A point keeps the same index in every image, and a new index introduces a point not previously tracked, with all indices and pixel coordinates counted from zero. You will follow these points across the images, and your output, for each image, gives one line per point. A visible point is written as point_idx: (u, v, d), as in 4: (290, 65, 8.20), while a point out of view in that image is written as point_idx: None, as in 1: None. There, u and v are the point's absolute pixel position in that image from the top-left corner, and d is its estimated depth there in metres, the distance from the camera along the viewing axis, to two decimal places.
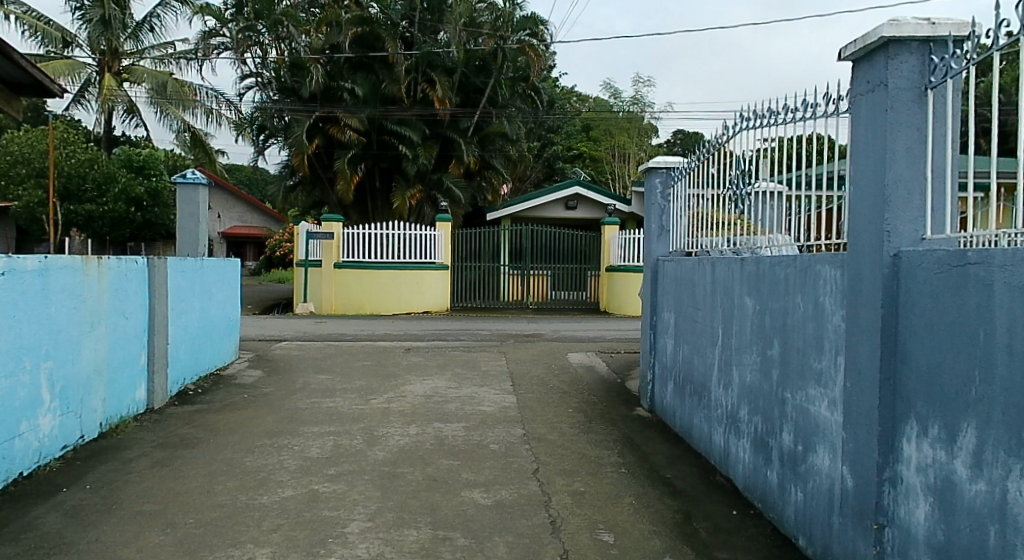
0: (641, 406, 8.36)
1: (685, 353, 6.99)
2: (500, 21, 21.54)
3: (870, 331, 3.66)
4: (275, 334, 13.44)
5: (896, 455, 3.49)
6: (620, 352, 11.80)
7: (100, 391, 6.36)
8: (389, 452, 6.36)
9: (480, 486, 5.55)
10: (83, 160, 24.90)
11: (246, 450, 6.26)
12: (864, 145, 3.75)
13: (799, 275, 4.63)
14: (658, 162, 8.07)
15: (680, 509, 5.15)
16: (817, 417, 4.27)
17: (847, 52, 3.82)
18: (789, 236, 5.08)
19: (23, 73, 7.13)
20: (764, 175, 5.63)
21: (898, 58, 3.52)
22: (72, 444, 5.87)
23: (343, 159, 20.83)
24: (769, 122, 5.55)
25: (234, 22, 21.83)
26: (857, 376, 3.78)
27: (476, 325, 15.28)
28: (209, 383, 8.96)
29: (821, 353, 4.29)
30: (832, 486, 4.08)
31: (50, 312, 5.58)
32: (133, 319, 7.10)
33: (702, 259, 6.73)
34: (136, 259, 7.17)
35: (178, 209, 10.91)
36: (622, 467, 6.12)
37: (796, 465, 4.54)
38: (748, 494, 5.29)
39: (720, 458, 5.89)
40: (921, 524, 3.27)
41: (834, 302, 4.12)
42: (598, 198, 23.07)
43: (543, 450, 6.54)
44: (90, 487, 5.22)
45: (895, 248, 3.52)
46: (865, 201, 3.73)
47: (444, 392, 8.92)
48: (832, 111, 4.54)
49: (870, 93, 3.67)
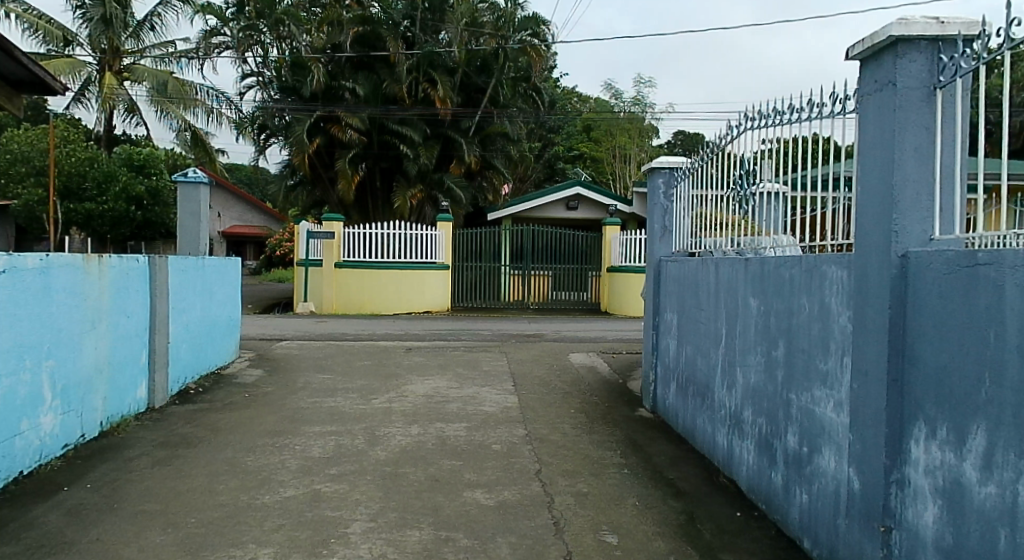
0: (642, 407, 8.33)
1: (688, 354, 6.97)
2: (501, 20, 21.47)
3: (877, 332, 3.63)
4: (276, 334, 13.42)
5: (904, 457, 3.47)
6: (622, 353, 11.78)
7: (101, 390, 6.33)
8: (391, 452, 6.34)
9: (482, 487, 5.53)
10: (83, 159, 24.85)
11: (247, 449, 6.23)
12: (871, 144, 3.73)
13: (804, 276, 4.60)
14: (661, 162, 8.05)
15: (684, 511, 5.12)
16: (823, 418, 4.25)
17: (855, 51, 3.79)
18: (794, 236, 5.05)
19: (24, 71, 7.10)
20: (768, 175, 5.60)
21: (907, 57, 3.49)
22: (73, 443, 5.84)
23: (344, 159, 20.80)
24: (771, 122, 5.53)
25: (234, 21, 21.80)
26: (864, 377, 3.75)
27: (477, 325, 15.24)
28: (210, 382, 8.93)
29: (827, 353, 4.27)
30: (837, 488, 4.06)
31: (51, 310, 5.54)
32: (134, 318, 7.08)
33: (705, 260, 6.70)
34: (137, 258, 7.14)
35: (179, 208, 10.87)
36: (625, 468, 6.09)
37: (801, 466, 4.52)
38: (752, 495, 5.27)
39: (724, 459, 5.87)
40: (929, 527, 3.25)
41: (841, 303, 4.09)
42: (599, 199, 23.05)
43: (545, 451, 6.51)
44: (90, 486, 5.19)
45: (903, 248, 3.50)
46: (872, 201, 3.71)
47: (446, 393, 8.89)
48: (833, 111, 4.53)
49: (878, 93, 3.65)
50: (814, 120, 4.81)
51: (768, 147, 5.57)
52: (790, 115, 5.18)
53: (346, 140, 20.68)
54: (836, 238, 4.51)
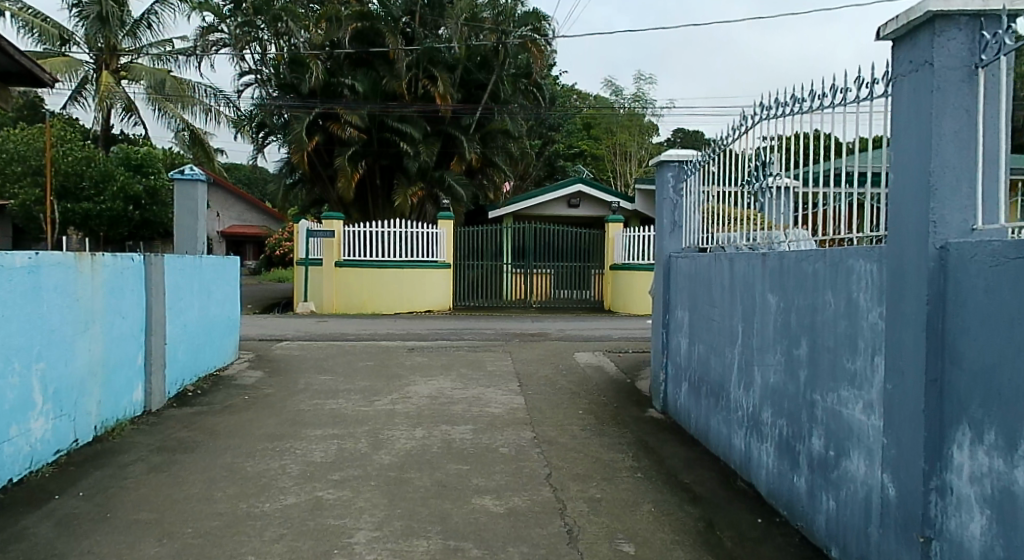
0: (652, 407, 8.12)
1: (700, 353, 6.76)
2: (502, 16, 21.20)
3: (913, 329, 3.42)
4: (276, 334, 13.21)
5: (945, 462, 3.25)
6: (628, 352, 11.57)
7: (95, 393, 6.12)
8: (395, 456, 6.12)
9: (491, 493, 5.31)
10: (80, 158, 24.88)
11: (246, 454, 6.02)
12: (904, 128, 3.52)
13: (827, 270, 4.39)
14: (670, 156, 7.84)
15: (702, 517, 4.91)
16: (852, 421, 4.04)
17: (887, 30, 3.57)
18: (814, 230, 4.82)
19: (12, 62, 6.87)
20: (785, 166, 5.38)
21: (946, 35, 3.28)
22: (66, 449, 5.63)
23: (344, 156, 20.57)
24: (785, 111, 5.32)
25: (232, 17, 21.48)
26: (900, 376, 3.54)
27: (479, 324, 15.03)
28: (208, 384, 8.72)
29: (854, 353, 4.05)
30: (869, 495, 3.85)
31: (42, 312, 5.33)
32: (129, 319, 6.87)
33: (718, 255, 6.48)
34: (131, 257, 6.93)
35: (177, 206, 10.65)
36: (638, 472, 5.88)
37: (827, 471, 4.31)
38: (773, 500, 5.06)
39: (741, 462, 5.66)
40: (976, 539, 3.03)
41: (871, 298, 3.88)
42: (601, 196, 22.87)
43: (555, 454, 6.30)
44: (83, 494, 4.97)
45: (941, 240, 3.28)
46: (907, 190, 3.49)
47: (451, 394, 8.68)
48: (855, 98, 4.33)
49: (913, 74, 3.43)
50: (831, 108, 4.61)
51: (784, 137, 5.37)
52: (807, 103, 4.98)
53: (345, 137, 20.44)
54: (860, 231, 4.31)
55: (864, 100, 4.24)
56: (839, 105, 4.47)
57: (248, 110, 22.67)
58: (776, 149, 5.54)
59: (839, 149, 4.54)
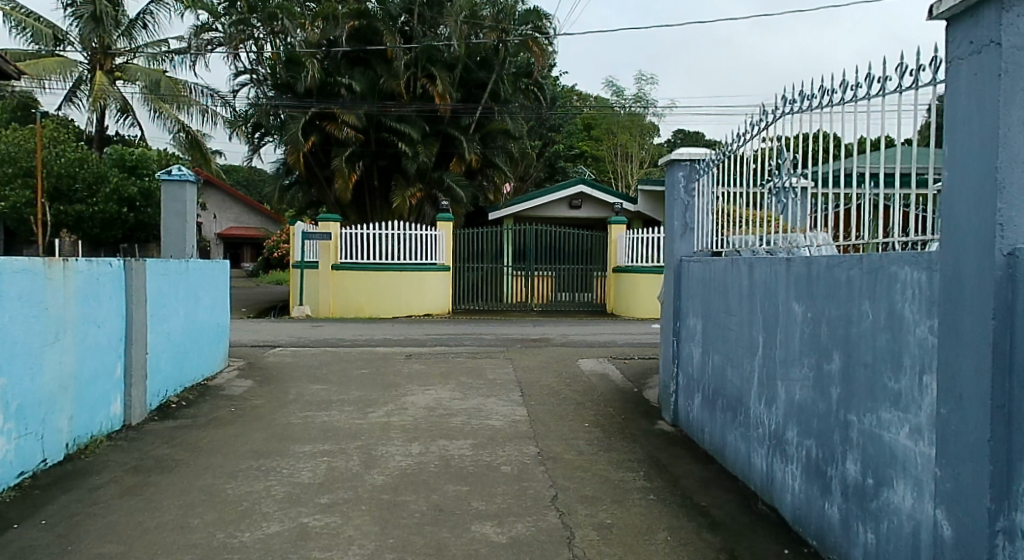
0: (662, 419, 7.70)
1: (715, 364, 6.35)
2: (502, 14, 20.67)
3: (974, 347, 3.01)
4: (269, 339, 12.79)
5: (1013, 501, 2.84)
6: (634, 358, 11.15)
7: (67, 408, 5.69)
8: (389, 476, 5.70)
9: (492, 518, 4.89)
10: (72, 160, 24.04)
11: (228, 475, 5.59)
12: (961, 118, 3.12)
13: (865, 278, 3.97)
14: (680, 154, 7.44)
15: (723, 547, 4.49)
16: (896, 446, 3.63)
17: (941, 8, 3.18)
18: (842, 234, 4.42)
19: None
20: (804, 166, 4.98)
21: (1015, 11, 2.88)
22: (32, 471, 5.21)
23: (341, 157, 20.13)
24: (807, 105, 4.91)
25: (227, 16, 21.20)
26: (956, 400, 3.13)
27: (479, 329, 14.60)
28: (195, 394, 8.30)
29: (898, 371, 3.64)
30: (916, 530, 3.45)
31: (3, 323, 4.91)
32: (107, 328, 6.44)
33: (734, 260, 6.08)
34: (109, 262, 6.50)
35: (164, 208, 10.24)
36: (650, 493, 5.46)
37: (865, 500, 3.90)
38: (799, 528, 4.64)
39: (762, 483, 5.24)
40: None
41: (919, 311, 3.47)
42: (603, 197, 22.46)
43: (560, 473, 5.88)
44: (44, 523, 4.54)
45: (1010, 245, 2.88)
46: (965, 188, 3.08)
47: (450, 404, 8.25)
48: (896, 88, 3.92)
49: (974, 56, 3.03)
50: (865, 99, 4.21)
51: (807, 133, 4.97)
52: (834, 95, 4.58)
53: (342, 138, 20.00)
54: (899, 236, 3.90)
55: (905, 89, 3.84)
56: (876, 94, 4.06)
57: (243, 111, 22.31)
58: (796, 147, 5.15)
59: (874, 144, 4.14)
